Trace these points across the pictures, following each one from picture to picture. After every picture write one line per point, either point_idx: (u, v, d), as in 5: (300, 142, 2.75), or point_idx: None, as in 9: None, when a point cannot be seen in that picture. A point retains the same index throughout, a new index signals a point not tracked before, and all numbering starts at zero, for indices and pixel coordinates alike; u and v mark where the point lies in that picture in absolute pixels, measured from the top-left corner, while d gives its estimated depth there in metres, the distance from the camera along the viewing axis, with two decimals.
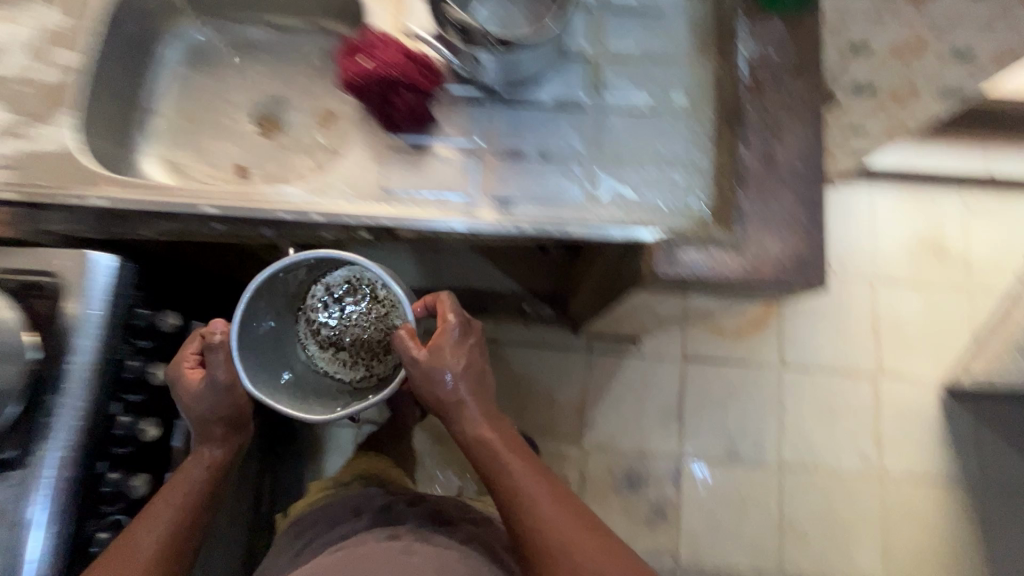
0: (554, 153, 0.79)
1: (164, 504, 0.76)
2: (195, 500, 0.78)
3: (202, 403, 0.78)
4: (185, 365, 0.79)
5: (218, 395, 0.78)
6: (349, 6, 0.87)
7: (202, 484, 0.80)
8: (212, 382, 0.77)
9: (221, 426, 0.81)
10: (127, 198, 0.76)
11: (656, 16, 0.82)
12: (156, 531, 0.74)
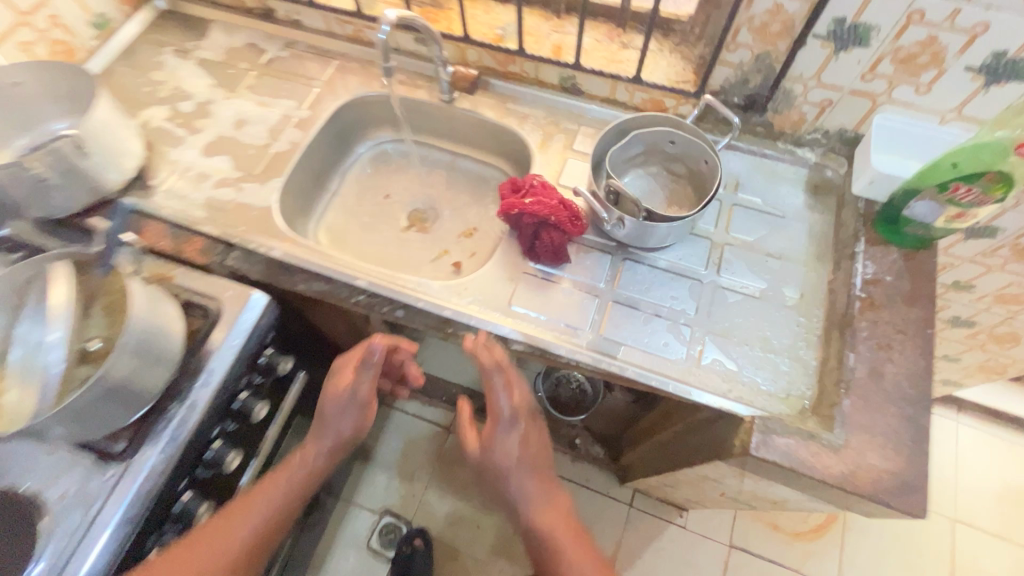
0: (668, 312, 0.86)
1: (287, 464, 0.84)
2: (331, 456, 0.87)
3: (336, 409, 0.86)
4: (341, 364, 0.88)
5: (347, 413, 0.87)
6: (519, 150, 1.06)
7: (288, 488, 0.83)
8: (354, 396, 0.86)
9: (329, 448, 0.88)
10: (300, 257, 0.90)
11: (781, 220, 0.92)
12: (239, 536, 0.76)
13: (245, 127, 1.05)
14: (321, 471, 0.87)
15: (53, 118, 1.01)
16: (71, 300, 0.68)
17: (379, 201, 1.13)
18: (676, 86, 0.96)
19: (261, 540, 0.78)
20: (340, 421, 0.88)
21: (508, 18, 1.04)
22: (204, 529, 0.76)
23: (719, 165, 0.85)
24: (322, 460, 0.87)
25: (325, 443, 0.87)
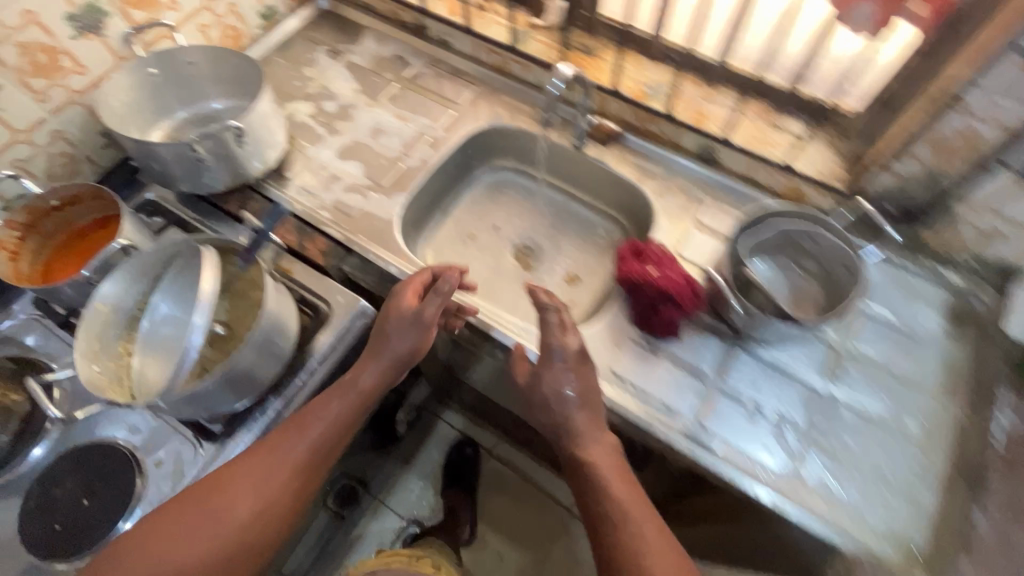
0: (775, 415, 0.81)
1: (342, 378, 0.76)
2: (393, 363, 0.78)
3: (395, 329, 0.78)
4: (406, 286, 0.82)
5: (408, 331, 0.78)
6: (640, 209, 1.04)
7: (359, 397, 0.75)
8: (418, 318, 0.78)
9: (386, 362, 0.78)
10: (415, 278, 0.92)
11: (911, 342, 0.87)
12: (287, 449, 0.70)
13: (381, 137, 1.08)
14: (384, 378, 0.78)
15: (214, 97, 1.09)
16: (215, 288, 0.71)
17: (488, 230, 1.13)
18: (824, 179, 0.91)
19: (320, 454, 0.72)
20: (398, 337, 0.79)
21: (658, 78, 1.03)
22: (248, 450, 0.70)
23: (863, 275, 0.80)
24: (379, 345, 0.79)
25: (374, 363, 0.78)
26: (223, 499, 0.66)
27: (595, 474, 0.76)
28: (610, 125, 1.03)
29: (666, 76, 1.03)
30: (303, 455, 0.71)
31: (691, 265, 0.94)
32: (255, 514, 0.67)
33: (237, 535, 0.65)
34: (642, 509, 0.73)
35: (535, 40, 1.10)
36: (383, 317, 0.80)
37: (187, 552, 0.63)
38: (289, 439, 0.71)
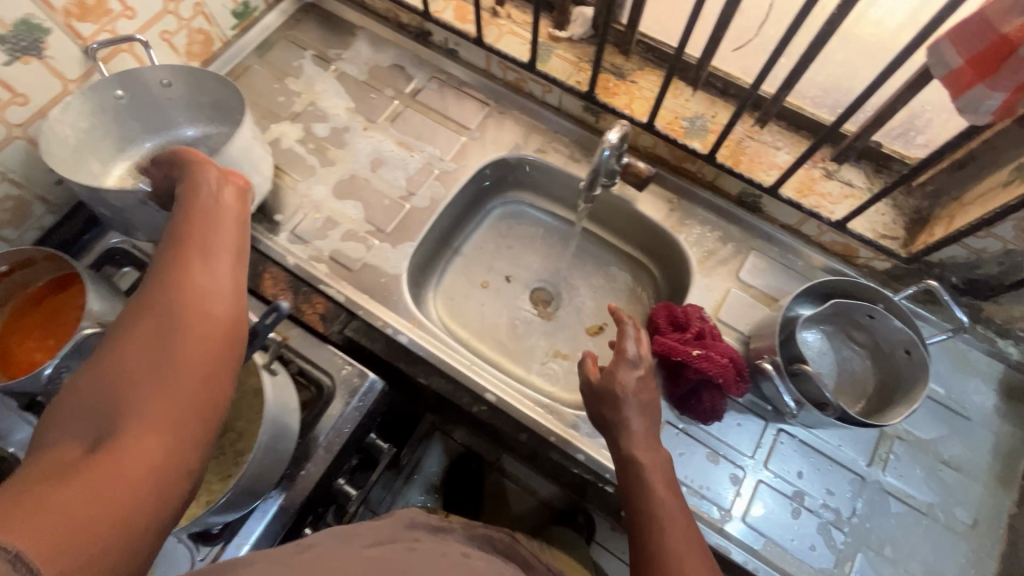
0: (820, 508, 0.76)
1: (163, 257, 0.47)
2: (228, 220, 0.51)
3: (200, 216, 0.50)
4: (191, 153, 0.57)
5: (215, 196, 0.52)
6: (672, 257, 0.95)
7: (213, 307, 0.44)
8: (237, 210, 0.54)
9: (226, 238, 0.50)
10: (428, 349, 0.81)
11: (963, 423, 0.81)
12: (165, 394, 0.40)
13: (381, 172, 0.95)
14: (232, 232, 0.51)
15: (184, 123, 0.93)
16: None
17: (502, 273, 1.02)
18: (882, 241, 0.82)
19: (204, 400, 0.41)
20: (221, 225, 0.50)
21: (699, 111, 0.91)
22: (109, 354, 0.41)
23: (928, 363, 0.73)
24: (206, 220, 0.50)
25: (199, 233, 0.49)
26: (129, 375, 0.39)
27: (622, 455, 0.64)
28: (644, 166, 0.89)
29: (708, 108, 0.91)
30: (209, 284, 0.45)
31: (730, 331, 0.86)
32: (199, 294, 0.44)
33: (204, 322, 0.43)
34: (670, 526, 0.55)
35: (557, 56, 0.96)
36: (182, 207, 0.51)
37: (132, 409, 0.38)
38: (171, 288, 0.44)
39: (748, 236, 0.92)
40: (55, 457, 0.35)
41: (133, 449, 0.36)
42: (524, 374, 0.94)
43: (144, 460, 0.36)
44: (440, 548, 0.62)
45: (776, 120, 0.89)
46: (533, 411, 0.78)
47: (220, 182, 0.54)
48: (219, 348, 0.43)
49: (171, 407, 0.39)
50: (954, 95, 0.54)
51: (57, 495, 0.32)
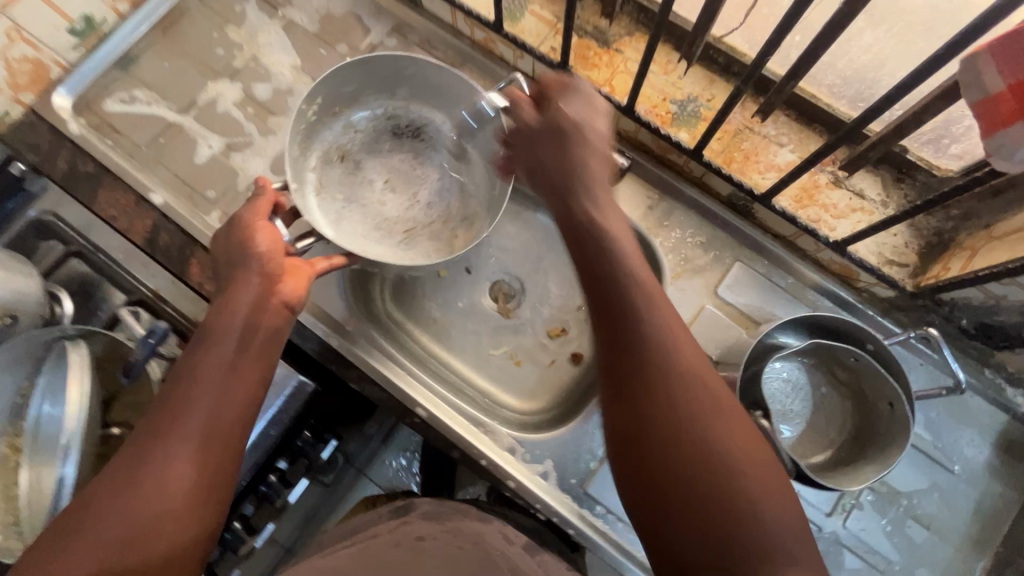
0: None
1: (169, 417, 0.52)
2: (244, 392, 0.56)
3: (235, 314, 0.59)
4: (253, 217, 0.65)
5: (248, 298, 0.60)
6: None
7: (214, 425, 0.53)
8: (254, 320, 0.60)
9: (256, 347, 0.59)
10: (358, 355, 0.75)
11: (946, 477, 0.72)
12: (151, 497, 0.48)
13: (356, 159, 0.83)
14: (245, 412, 0.56)
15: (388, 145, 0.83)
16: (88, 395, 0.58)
17: (460, 262, 0.93)
18: (886, 268, 0.70)
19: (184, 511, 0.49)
20: (261, 317, 0.60)
21: (692, 92, 0.76)
22: (82, 519, 0.46)
23: (909, 426, 0.62)
24: (224, 391, 0.55)
25: (211, 403, 0.54)
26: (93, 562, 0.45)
27: (629, 297, 0.51)
28: (619, 156, 0.76)
29: (703, 89, 0.76)
30: (192, 470, 0.51)
31: None
32: (180, 485, 0.50)
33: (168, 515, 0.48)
34: (698, 389, 0.46)
35: (531, 15, 0.81)
36: (203, 363, 0.56)
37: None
38: (146, 485, 0.48)
39: (735, 244, 0.80)
40: None
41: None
42: (473, 377, 0.88)
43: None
44: (395, 537, 0.68)
45: (784, 108, 0.74)
46: (466, 431, 0.73)
47: (258, 298, 0.61)
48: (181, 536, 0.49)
49: (116, 567, 0.45)
50: (982, 132, 0.42)
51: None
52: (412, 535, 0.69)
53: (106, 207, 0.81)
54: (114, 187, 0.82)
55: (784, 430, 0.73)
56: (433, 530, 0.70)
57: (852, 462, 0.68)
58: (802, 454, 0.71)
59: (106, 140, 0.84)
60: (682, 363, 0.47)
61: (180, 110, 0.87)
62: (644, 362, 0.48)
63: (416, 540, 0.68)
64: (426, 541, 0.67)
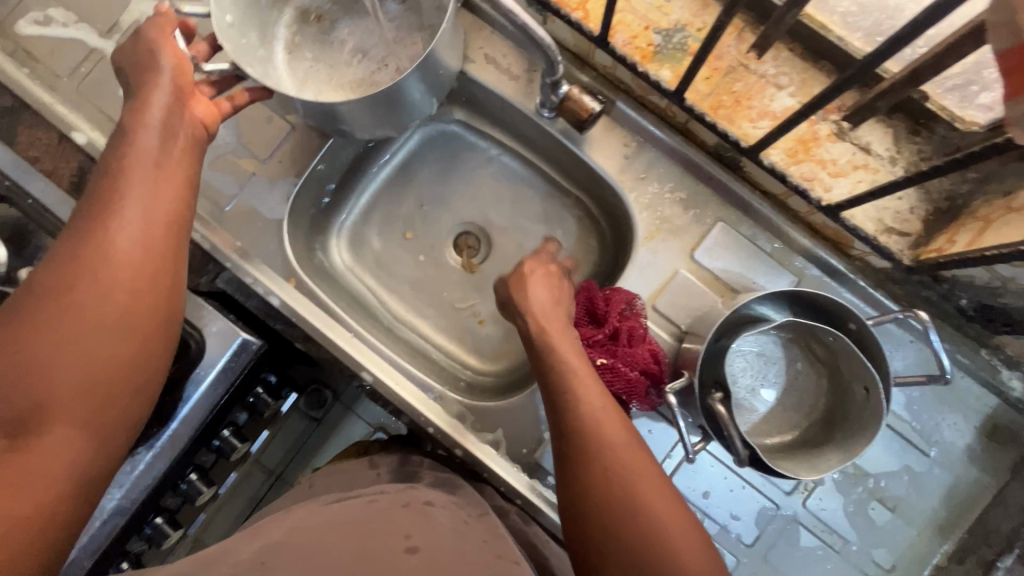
0: (719, 532, 0.69)
1: (96, 210, 0.47)
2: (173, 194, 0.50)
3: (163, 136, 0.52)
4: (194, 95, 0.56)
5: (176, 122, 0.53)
6: (620, 218, 0.76)
7: (153, 212, 0.48)
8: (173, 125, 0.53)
9: (181, 142, 0.53)
10: (302, 316, 0.71)
11: (919, 459, 0.68)
12: (100, 282, 0.45)
13: (333, 19, 0.76)
14: (177, 211, 0.50)
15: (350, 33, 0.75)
16: None
17: (420, 211, 0.85)
18: (884, 237, 0.62)
19: (146, 299, 0.47)
20: (174, 104, 0.53)
21: (680, 18, 0.64)
22: (27, 319, 0.43)
23: (884, 414, 0.57)
24: (152, 192, 0.49)
25: (144, 193, 0.49)
26: (49, 359, 0.43)
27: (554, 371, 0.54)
28: (590, 100, 0.66)
29: (695, 15, 0.64)
30: (137, 254, 0.47)
31: (663, 323, 0.71)
32: (121, 280, 0.45)
33: (117, 312, 0.45)
34: (617, 460, 0.47)
35: None
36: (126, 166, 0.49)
37: (59, 390, 0.42)
38: (79, 287, 0.44)
39: (718, 202, 0.71)
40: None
41: (62, 436, 0.43)
42: (430, 335, 0.83)
43: (68, 445, 0.42)
44: (400, 498, 0.60)
45: (786, 42, 0.63)
46: (411, 395, 0.70)
47: (169, 111, 0.53)
48: (142, 335, 0.46)
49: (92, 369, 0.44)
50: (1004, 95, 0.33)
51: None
52: (420, 499, 0.61)
53: (29, 146, 0.74)
54: (35, 123, 0.75)
55: (749, 407, 0.68)
56: (441, 499, 0.62)
57: (817, 446, 0.64)
58: (764, 435, 0.67)
59: (22, 68, 0.75)
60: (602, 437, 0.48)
61: (103, 33, 0.76)
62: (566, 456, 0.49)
63: (424, 504, 0.60)
64: (434, 508, 0.59)
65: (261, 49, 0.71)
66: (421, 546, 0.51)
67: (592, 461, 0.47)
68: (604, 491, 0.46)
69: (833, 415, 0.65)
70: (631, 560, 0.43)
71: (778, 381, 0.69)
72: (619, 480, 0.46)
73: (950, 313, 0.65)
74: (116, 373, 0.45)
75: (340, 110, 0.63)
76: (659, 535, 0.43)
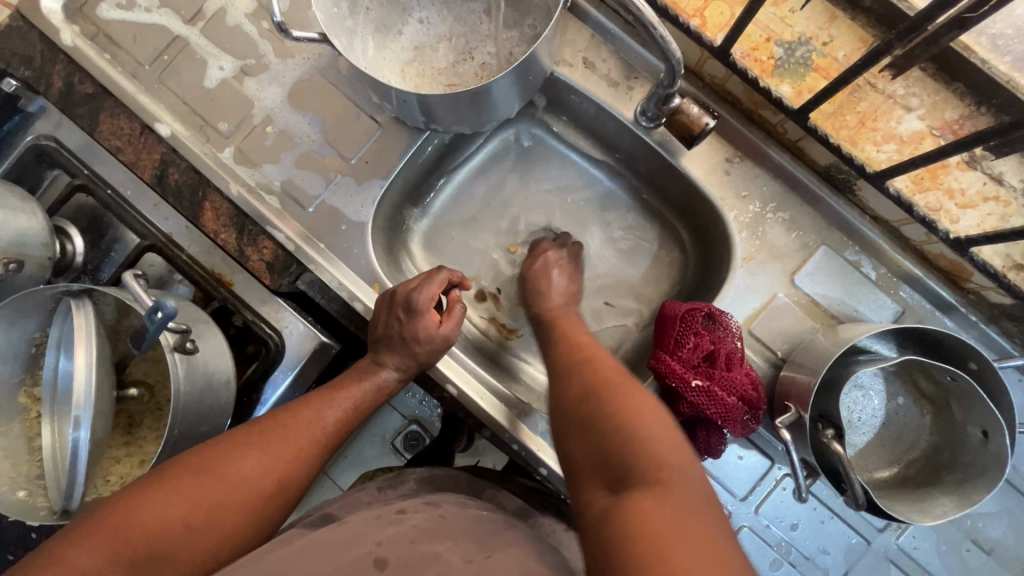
0: (805, 565, 0.67)
1: (283, 412, 0.60)
2: (348, 420, 0.63)
3: (432, 350, 0.67)
4: (432, 286, 0.67)
5: (442, 348, 0.68)
6: (714, 235, 0.73)
7: (318, 437, 0.60)
8: (441, 327, 0.67)
9: (372, 390, 0.66)
10: (376, 324, 0.69)
11: (1021, 504, 0.66)
12: (259, 461, 0.56)
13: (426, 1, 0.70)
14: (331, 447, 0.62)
15: (440, 14, 0.70)
16: (96, 358, 0.54)
17: (497, 215, 0.83)
18: (1010, 276, 0.59)
19: (284, 486, 0.57)
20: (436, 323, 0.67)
21: (805, 31, 0.61)
22: (204, 455, 0.55)
23: (1010, 462, 0.54)
24: (330, 410, 0.62)
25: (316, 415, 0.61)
26: (192, 496, 0.51)
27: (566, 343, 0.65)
28: (703, 114, 0.63)
29: (820, 28, 0.61)
30: (292, 457, 0.58)
31: (759, 349, 0.68)
32: (267, 470, 0.56)
33: (247, 495, 0.54)
34: (627, 392, 0.53)
35: None
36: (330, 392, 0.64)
37: (196, 520, 0.51)
38: (245, 462, 0.55)
39: (822, 223, 0.68)
40: (160, 502, 0.50)
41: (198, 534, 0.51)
42: (504, 345, 0.81)
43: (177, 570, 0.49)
44: (373, 512, 0.57)
45: (920, 61, 0.59)
46: (498, 413, 0.69)
47: (454, 322, 0.68)
48: (258, 504, 0.55)
49: (212, 522, 0.52)
50: None
51: (135, 535, 0.48)
52: (393, 509, 0.57)
53: (110, 135, 0.72)
54: (116, 112, 0.72)
55: (847, 441, 0.66)
56: (416, 505, 0.58)
57: (923, 487, 0.61)
58: (862, 470, 0.65)
59: (104, 54, 0.73)
60: (612, 382, 0.55)
61: (187, 20, 0.74)
62: (578, 397, 0.56)
63: (397, 514, 0.56)
64: (408, 515, 0.55)
65: (349, 18, 0.66)
66: (390, 555, 0.49)
67: (573, 397, 0.56)
68: (582, 415, 0.54)
69: (941, 454, 0.62)
70: (605, 457, 0.49)
71: (880, 413, 0.66)
72: (595, 402, 0.53)
73: None
74: (227, 524, 0.53)
75: (433, 102, 0.61)
76: (626, 429, 0.49)
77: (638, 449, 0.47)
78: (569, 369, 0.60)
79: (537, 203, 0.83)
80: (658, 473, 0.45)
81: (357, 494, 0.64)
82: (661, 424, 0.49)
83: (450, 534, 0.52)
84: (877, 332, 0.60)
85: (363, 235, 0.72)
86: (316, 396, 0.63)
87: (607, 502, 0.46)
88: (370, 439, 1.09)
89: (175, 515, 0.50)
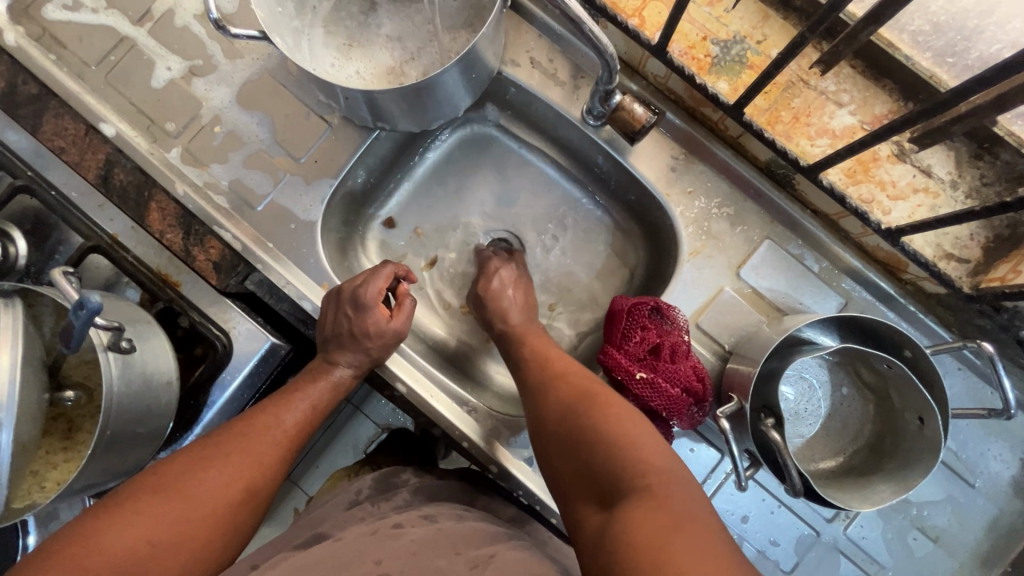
0: (756, 556, 0.67)
1: (242, 420, 0.59)
2: (306, 422, 0.62)
3: (382, 347, 0.67)
4: (378, 276, 0.67)
5: (392, 345, 0.68)
6: (663, 232, 0.74)
7: (278, 442, 0.59)
8: (388, 317, 0.67)
9: (326, 390, 0.65)
10: (324, 325, 0.68)
11: (963, 490, 0.67)
12: (222, 473, 0.54)
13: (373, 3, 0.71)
14: (295, 450, 0.61)
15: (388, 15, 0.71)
16: (22, 358, 0.52)
17: (452, 215, 0.83)
18: (941, 266, 0.61)
19: (250, 492, 0.55)
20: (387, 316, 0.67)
21: (739, 30, 0.63)
22: (164, 476, 0.53)
23: (942, 446, 0.55)
24: (288, 412, 0.61)
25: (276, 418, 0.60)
26: (154, 519, 0.49)
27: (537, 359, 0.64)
28: (643, 110, 0.64)
29: (754, 27, 0.62)
30: (256, 463, 0.56)
31: (707, 342, 0.69)
32: (231, 478, 0.54)
33: (212, 509, 0.52)
34: (604, 403, 0.53)
35: None
36: (288, 396, 0.63)
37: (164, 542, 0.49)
38: (206, 476, 0.54)
39: (766, 218, 0.70)
40: (123, 531, 0.48)
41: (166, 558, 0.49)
42: (459, 345, 0.81)
43: None
44: (369, 528, 0.54)
45: (848, 58, 0.61)
46: (448, 411, 0.69)
47: (404, 319, 0.68)
48: (225, 515, 0.53)
49: (179, 543, 0.50)
50: None
51: (96, 564, 0.46)
52: (389, 522, 0.55)
53: (53, 136, 0.71)
54: (61, 112, 0.71)
55: (792, 433, 0.66)
56: (413, 519, 0.55)
57: (866, 474, 0.62)
58: (808, 460, 0.65)
59: (49, 55, 0.73)
60: (587, 393, 0.55)
61: (134, 21, 0.74)
62: (556, 416, 0.55)
63: (394, 528, 0.53)
64: (406, 530, 0.53)
65: (296, 19, 0.66)
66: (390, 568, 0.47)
67: (551, 418, 0.55)
68: (563, 433, 0.53)
69: (883, 442, 0.63)
70: (597, 474, 0.48)
71: (825, 404, 0.67)
72: (574, 417, 0.53)
73: (1003, 345, 0.63)
74: (196, 542, 0.51)
75: (376, 98, 0.61)
76: (608, 441, 0.49)
77: (625, 459, 0.47)
78: (542, 386, 0.59)
79: (491, 202, 0.83)
80: (647, 481, 0.45)
81: (348, 512, 0.61)
82: (646, 432, 0.49)
83: (447, 548, 0.50)
84: (814, 321, 0.61)
85: (311, 233, 0.71)
86: (273, 401, 0.62)
87: (605, 518, 0.45)
88: (343, 450, 1.08)
89: (138, 542, 0.48)
